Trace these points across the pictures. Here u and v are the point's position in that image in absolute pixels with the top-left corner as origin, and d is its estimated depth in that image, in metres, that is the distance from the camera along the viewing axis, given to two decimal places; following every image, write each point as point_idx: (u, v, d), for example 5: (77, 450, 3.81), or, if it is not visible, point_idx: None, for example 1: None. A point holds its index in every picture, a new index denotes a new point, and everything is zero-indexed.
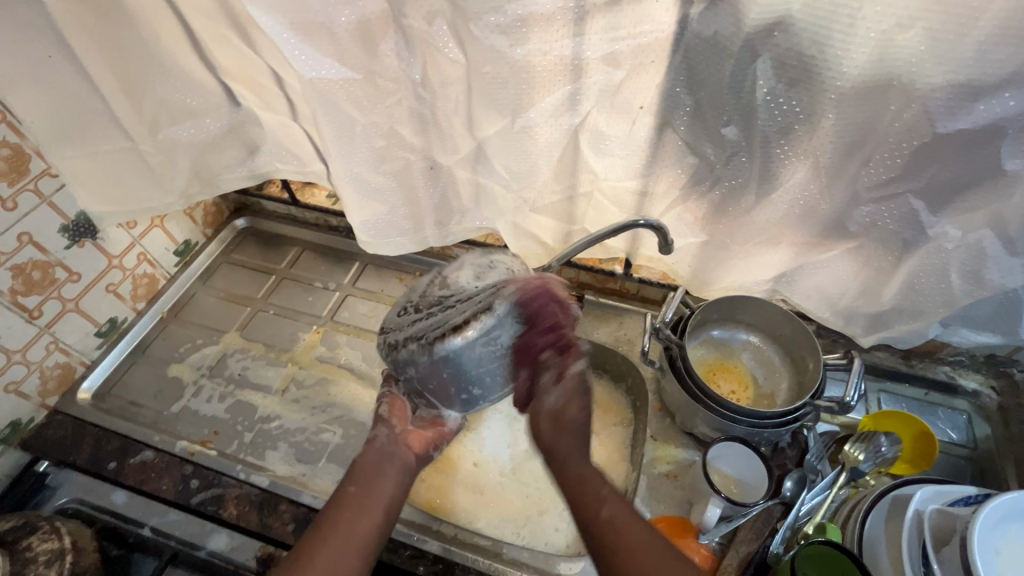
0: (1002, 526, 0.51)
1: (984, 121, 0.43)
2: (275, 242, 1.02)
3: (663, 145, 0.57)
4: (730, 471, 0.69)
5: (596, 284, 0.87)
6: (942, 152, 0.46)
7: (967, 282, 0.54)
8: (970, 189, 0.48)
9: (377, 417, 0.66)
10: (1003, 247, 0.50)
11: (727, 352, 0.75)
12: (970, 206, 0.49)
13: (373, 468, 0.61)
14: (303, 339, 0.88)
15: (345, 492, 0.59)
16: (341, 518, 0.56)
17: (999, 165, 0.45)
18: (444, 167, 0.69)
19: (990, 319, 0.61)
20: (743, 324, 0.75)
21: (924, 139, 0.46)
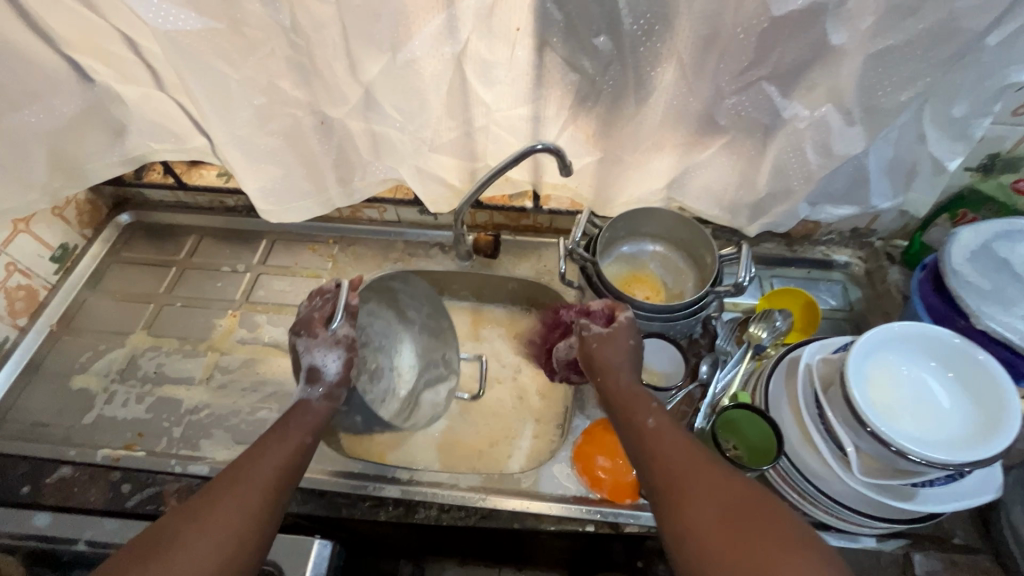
0: (871, 357, 0.60)
1: (809, 2, 0.49)
2: (169, 233, 0.95)
3: (545, 66, 0.59)
4: (653, 366, 0.76)
5: (511, 222, 0.90)
6: (778, 37, 0.52)
7: (820, 156, 0.61)
8: (810, 69, 0.55)
9: (337, 379, 0.64)
10: (843, 119, 0.58)
11: (638, 265, 0.81)
12: (812, 84, 0.56)
13: (313, 419, 0.60)
14: (219, 325, 0.84)
15: (277, 438, 0.57)
16: (269, 458, 0.54)
17: (828, 42, 0.52)
18: (335, 119, 0.68)
19: (847, 192, 0.69)
20: (648, 237, 0.81)
21: (766, 25, 0.51)
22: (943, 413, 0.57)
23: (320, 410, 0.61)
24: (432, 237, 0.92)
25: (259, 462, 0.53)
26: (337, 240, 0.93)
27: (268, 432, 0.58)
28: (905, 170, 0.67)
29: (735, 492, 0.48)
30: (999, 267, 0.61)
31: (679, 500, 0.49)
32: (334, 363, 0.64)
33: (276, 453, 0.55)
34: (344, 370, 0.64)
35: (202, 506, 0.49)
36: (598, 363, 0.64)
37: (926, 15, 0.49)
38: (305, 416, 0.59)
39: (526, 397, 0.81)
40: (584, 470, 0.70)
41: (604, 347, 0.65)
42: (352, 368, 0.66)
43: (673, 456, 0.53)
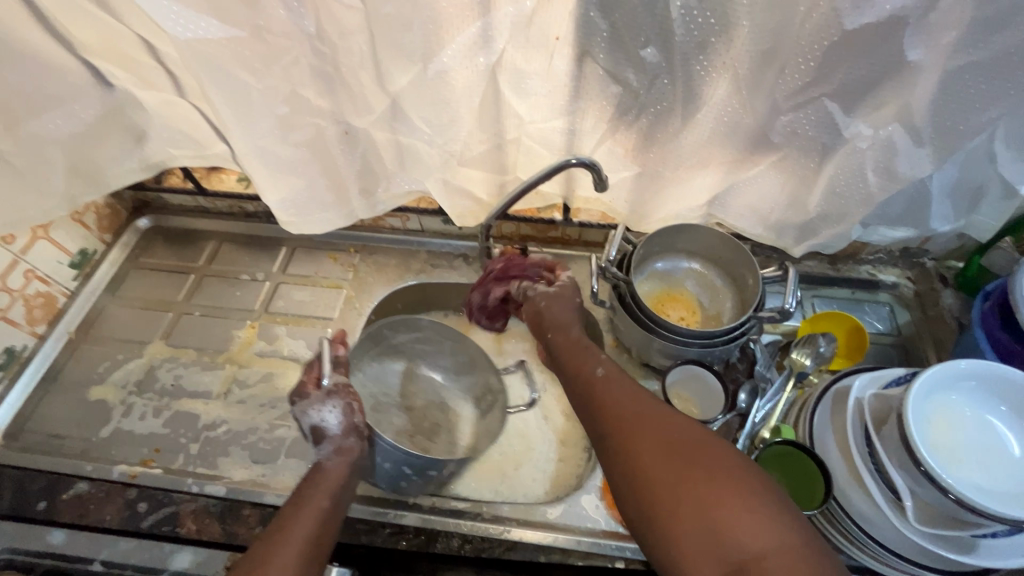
0: (933, 397, 0.55)
1: (885, 14, 0.44)
2: (189, 238, 0.93)
3: (584, 78, 0.56)
4: (688, 395, 0.72)
5: (538, 234, 0.86)
6: (846, 51, 0.48)
7: (882, 178, 0.56)
8: (878, 86, 0.50)
9: (348, 427, 0.64)
10: (911, 139, 0.53)
11: (673, 281, 0.77)
12: (880, 102, 0.51)
13: (330, 481, 0.60)
14: (238, 337, 0.82)
15: (300, 507, 0.57)
16: (295, 527, 0.54)
17: (903, 57, 0.47)
18: (360, 130, 0.65)
19: (905, 214, 0.64)
20: (684, 253, 0.77)
21: (835, 38, 0.47)
22: (1011, 462, 0.53)
23: (335, 468, 0.61)
24: (455, 248, 0.89)
25: (286, 533, 0.53)
26: (358, 249, 0.90)
27: (288, 503, 0.58)
28: (972, 193, 0.61)
29: (674, 430, 0.51)
30: None
31: (626, 440, 0.52)
32: (332, 415, 0.64)
33: (302, 520, 0.55)
34: (346, 417, 0.64)
35: None
36: (548, 320, 0.69)
37: (1018, 28, 0.44)
38: (327, 477, 0.60)
39: (552, 419, 0.78)
40: (613, 503, 0.67)
41: (553, 304, 0.69)
42: (354, 413, 0.65)
43: (617, 403, 0.56)
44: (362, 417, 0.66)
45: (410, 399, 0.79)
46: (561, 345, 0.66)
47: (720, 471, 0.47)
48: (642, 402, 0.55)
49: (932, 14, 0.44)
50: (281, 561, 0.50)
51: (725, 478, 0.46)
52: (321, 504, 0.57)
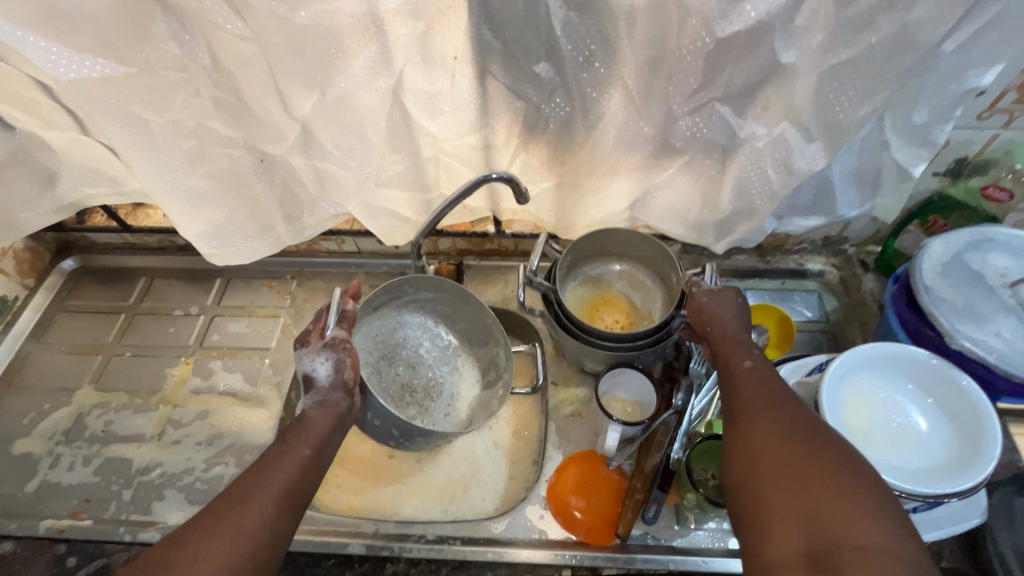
0: (848, 381, 0.57)
1: (751, 21, 0.47)
2: (119, 276, 0.90)
3: (488, 95, 0.57)
4: (627, 396, 0.72)
5: (475, 248, 0.87)
6: (721, 58, 0.50)
7: (781, 174, 0.58)
8: (761, 88, 0.53)
9: (337, 380, 0.57)
10: (802, 136, 0.55)
11: (606, 284, 0.78)
12: (766, 102, 0.54)
13: (315, 431, 0.53)
14: (172, 375, 0.79)
15: (282, 450, 0.51)
16: (274, 475, 0.49)
17: (778, 60, 0.50)
18: (276, 157, 0.64)
19: (813, 204, 0.67)
20: (614, 256, 0.78)
21: (710, 45, 0.49)
22: (921, 437, 0.55)
23: (321, 418, 0.54)
24: (394, 267, 0.89)
25: (263, 480, 0.48)
26: (295, 275, 0.89)
27: (269, 449, 0.51)
28: (871, 180, 0.64)
29: (802, 430, 0.45)
30: (969, 279, 0.59)
31: (746, 425, 0.47)
32: (323, 366, 0.57)
33: (283, 468, 0.49)
34: (336, 373, 0.57)
35: (206, 521, 0.44)
36: (705, 316, 0.60)
37: (879, 28, 0.47)
38: (314, 426, 0.53)
39: (501, 437, 0.76)
40: (558, 511, 0.68)
41: (716, 302, 0.60)
42: (345, 368, 0.57)
43: (764, 413, 0.48)
44: (355, 373, 0.58)
45: (418, 364, 0.76)
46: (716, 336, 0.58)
47: (840, 477, 0.41)
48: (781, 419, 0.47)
49: (797, 18, 0.47)
50: (258, 511, 0.45)
51: (846, 487, 0.40)
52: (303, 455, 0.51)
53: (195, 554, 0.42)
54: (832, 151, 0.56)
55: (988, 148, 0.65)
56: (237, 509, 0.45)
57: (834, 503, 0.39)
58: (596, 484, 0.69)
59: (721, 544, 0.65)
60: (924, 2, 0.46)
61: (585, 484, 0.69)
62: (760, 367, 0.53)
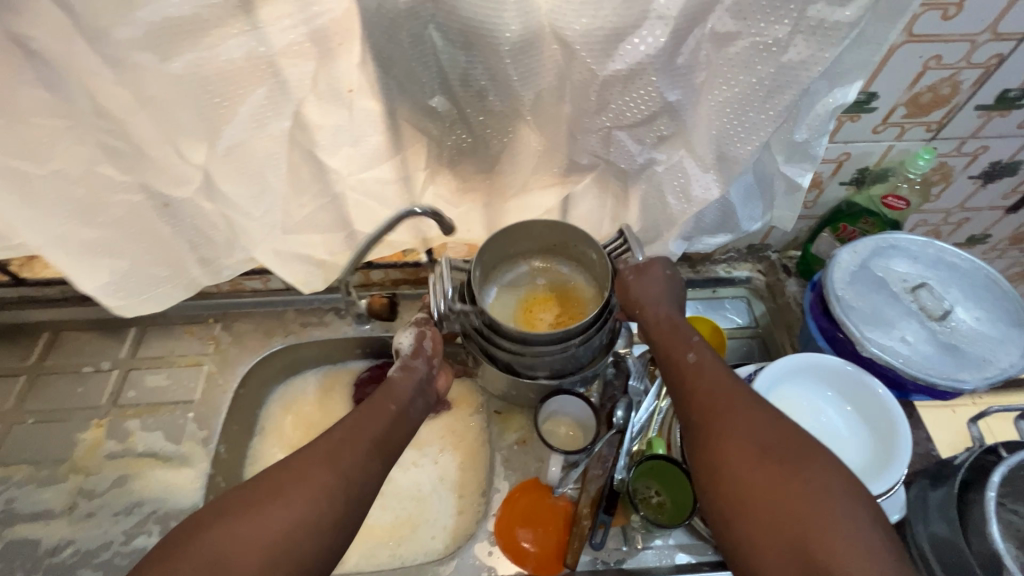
0: (775, 392, 0.59)
1: (631, 61, 0.49)
2: (14, 333, 0.82)
3: (397, 129, 0.55)
4: (570, 419, 0.72)
5: (411, 278, 0.84)
6: (618, 88, 0.51)
7: (680, 199, 0.60)
8: (658, 119, 0.54)
9: (416, 348, 0.66)
10: (697, 163, 0.57)
11: (531, 282, 0.71)
12: (664, 134, 0.56)
13: (401, 391, 0.61)
14: (83, 440, 0.73)
15: (372, 407, 0.58)
16: (366, 425, 0.56)
17: (666, 98, 0.52)
18: (182, 201, 0.59)
19: (716, 223, 0.67)
20: (519, 256, 0.71)
21: (596, 80, 0.51)
22: (843, 440, 0.58)
23: (403, 381, 0.62)
24: (325, 302, 0.84)
25: (360, 429, 0.55)
26: (219, 318, 0.84)
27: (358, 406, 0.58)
28: (766, 193, 0.64)
29: (766, 442, 0.46)
30: (876, 287, 0.62)
31: (711, 440, 0.49)
32: (406, 339, 0.67)
33: (376, 423, 0.56)
34: (417, 343, 0.66)
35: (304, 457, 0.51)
36: (631, 298, 0.62)
37: (756, 68, 0.49)
38: (404, 387, 0.61)
39: (448, 472, 0.76)
40: (508, 545, 0.66)
41: (642, 280, 0.62)
42: (425, 339, 0.67)
43: (725, 422, 0.49)
44: (434, 346, 0.67)
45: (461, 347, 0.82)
46: (652, 327, 0.60)
47: (809, 488, 0.43)
48: (745, 427, 0.48)
49: (680, 57, 0.49)
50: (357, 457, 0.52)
51: (821, 499, 0.42)
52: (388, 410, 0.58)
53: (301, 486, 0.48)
54: (727, 181, 0.57)
55: (885, 158, 0.69)
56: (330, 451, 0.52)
57: (817, 521, 0.41)
58: (544, 513, 0.68)
59: (669, 560, 0.66)
60: (795, 45, 0.48)
61: (533, 514, 0.69)
62: (702, 357, 0.55)
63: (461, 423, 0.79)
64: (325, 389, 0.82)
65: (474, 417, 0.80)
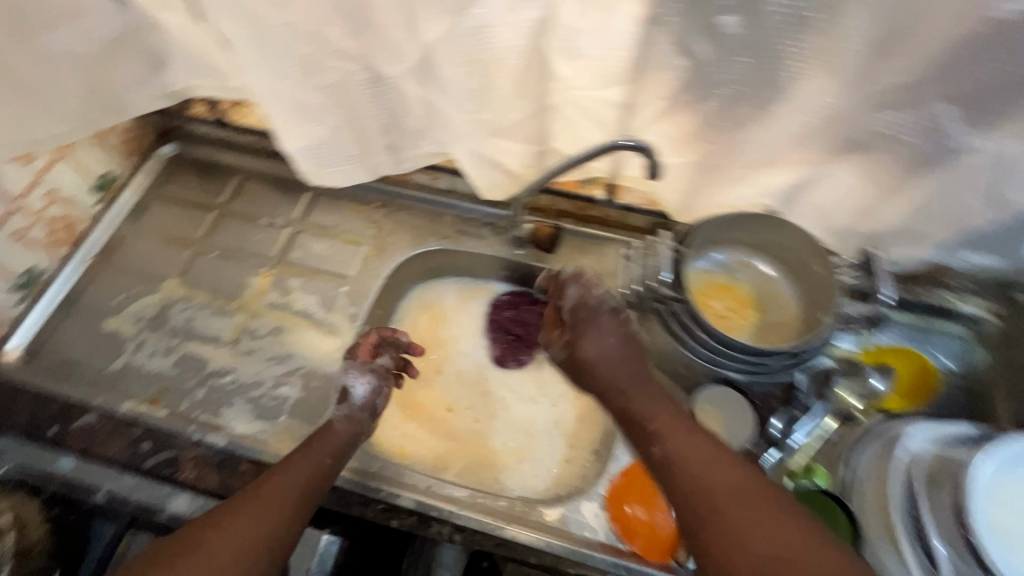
0: (1004, 469, 0.50)
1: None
2: (211, 171, 0.89)
3: (652, 45, 0.48)
4: (716, 409, 0.64)
5: (576, 212, 0.79)
6: (970, 50, 0.45)
7: (986, 202, 0.55)
8: (1011, 94, 0.47)
9: (371, 398, 0.68)
10: None
11: (732, 276, 0.67)
12: (1008, 114, 0.48)
13: (334, 442, 0.62)
14: (252, 284, 0.79)
15: (302, 457, 0.59)
16: (290, 471, 0.57)
17: None
18: (391, 80, 0.58)
19: (996, 244, 0.59)
20: (728, 245, 0.66)
21: (980, 30, 0.43)
22: None
23: (343, 432, 0.64)
24: (483, 215, 0.82)
25: (272, 482, 0.55)
26: (383, 204, 0.84)
27: (288, 456, 0.59)
28: None
29: None
30: None
31: None
32: (361, 386, 0.68)
33: (294, 470, 0.57)
34: (370, 395, 0.68)
35: (234, 503, 0.52)
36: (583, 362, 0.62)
37: None
38: (330, 437, 0.62)
39: (563, 419, 0.75)
40: (618, 517, 0.64)
41: (593, 338, 0.62)
42: (378, 395, 0.69)
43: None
44: (383, 403, 0.69)
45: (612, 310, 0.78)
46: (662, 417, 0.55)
47: None
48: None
49: None
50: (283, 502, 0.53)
51: None
52: (319, 456, 0.60)
53: (227, 534, 0.49)
54: None
55: None
56: (250, 502, 0.52)
57: None
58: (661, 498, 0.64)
59: None
60: None
61: (650, 493, 0.65)
62: (670, 449, 0.51)
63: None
64: (462, 301, 0.82)
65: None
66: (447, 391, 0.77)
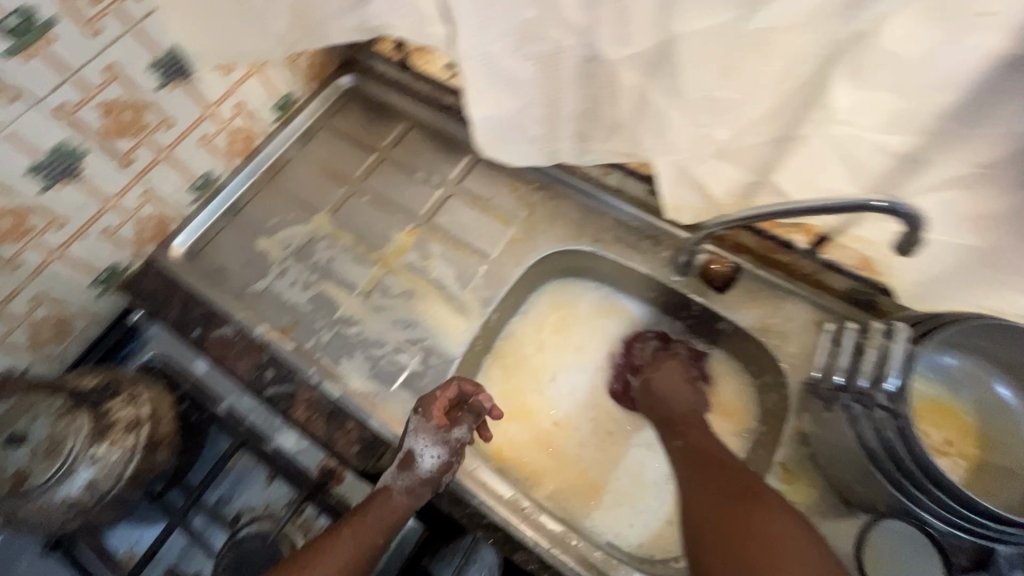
0: None
1: None
2: (380, 112, 0.88)
3: (994, 97, 0.35)
4: (886, 547, 0.50)
5: (760, 252, 0.68)
6: None
7: None
8: None
9: (431, 472, 0.59)
10: None
11: (960, 389, 0.57)
12: None
13: (387, 514, 0.57)
14: (395, 240, 0.78)
15: (353, 530, 0.56)
16: (335, 551, 0.55)
17: None
18: (609, 61, 0.49)
19: None
20: (964, 351, 0.56)
21: None
22: None
23: (399, 506, 0.58)
24: (648, 226, 0.73)
25: (316, 558, 0.55)
26: (542, 187, 0.79)
27: (340, 524, 0.57)
28: None
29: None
30: None
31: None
32: (429, 457, 0.59)
33: (341, 547, 0.56)
34: (436, 472, 0.59)
35: (276, 574, 0.54)
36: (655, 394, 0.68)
37: None
38: (384, 511, 0.57)
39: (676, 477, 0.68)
40: None
41: (659, 375, 0.69)
42: (445, 472, 0.60)
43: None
44: (450, 478, 0.61)
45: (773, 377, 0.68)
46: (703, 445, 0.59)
47: None
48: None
49: None
50: None
51: None
52: (370, 531, 0.57)
53: None
54: None
55: None
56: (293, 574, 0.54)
57: None
58: None
59: None
60: None
61: None
62: (688, 442, 0.60)
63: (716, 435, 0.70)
64: (600, 316, 0.77)
65: (735, 438, 0.70)
66: (560, 402, 0.73)
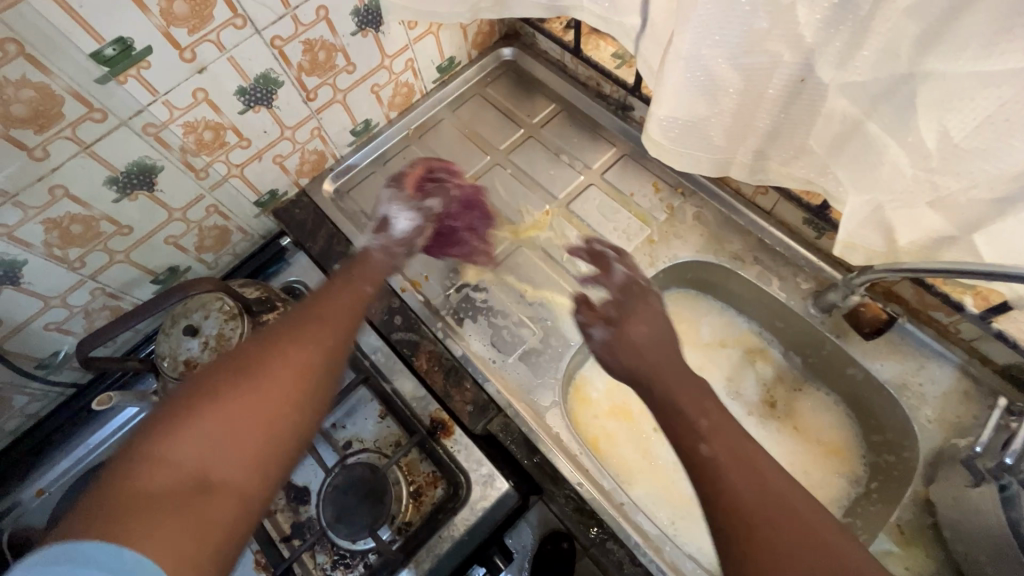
0: None
1: None
2: (532, 88, 0.89)
3: None
4: None
5: (913, 305, 0.64)
6: None
7: None
8: None
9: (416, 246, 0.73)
10: None
11: None
12: None
13: (367, 270, 0.66)
14: (532, 217, 0.80)
15: (347, 284, 0.62)
16: (341, 296, 0.59)
17: None
18: (822, 82, 0.47)
19: None
20: None
21: None
22: None
23: (370, 260, 0.67)
24: (793, 255, 0.72)
25: (326, 303, 0.57)
26: (684, 193, 0.78)
27: (331, 287, 0.61)
28: None
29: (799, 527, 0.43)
30: None
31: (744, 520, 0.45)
32: (402, 222, 0.73)
33: (343, 298, 0.59)
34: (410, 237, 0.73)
35: (278, 325, 0.53)
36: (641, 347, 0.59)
37: None
38: (367, 268, 0.66)
39: None
40: None
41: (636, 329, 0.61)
42: (418, 235, 0.74)
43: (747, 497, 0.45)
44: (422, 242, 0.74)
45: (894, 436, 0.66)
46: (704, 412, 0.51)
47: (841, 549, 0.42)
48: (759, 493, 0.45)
49: None
50: (329, 326, 0.54)
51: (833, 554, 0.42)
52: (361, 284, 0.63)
53: (281, 350, 0.50)
54: None
55: None
56: (309, 319, 0.54)
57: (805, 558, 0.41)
58: None
59: None
60: None
61: None
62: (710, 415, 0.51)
63: (819, 473, 0.69)
64: (716, 342, 0.77)
65: (838, 480, 0.68)
66: None
